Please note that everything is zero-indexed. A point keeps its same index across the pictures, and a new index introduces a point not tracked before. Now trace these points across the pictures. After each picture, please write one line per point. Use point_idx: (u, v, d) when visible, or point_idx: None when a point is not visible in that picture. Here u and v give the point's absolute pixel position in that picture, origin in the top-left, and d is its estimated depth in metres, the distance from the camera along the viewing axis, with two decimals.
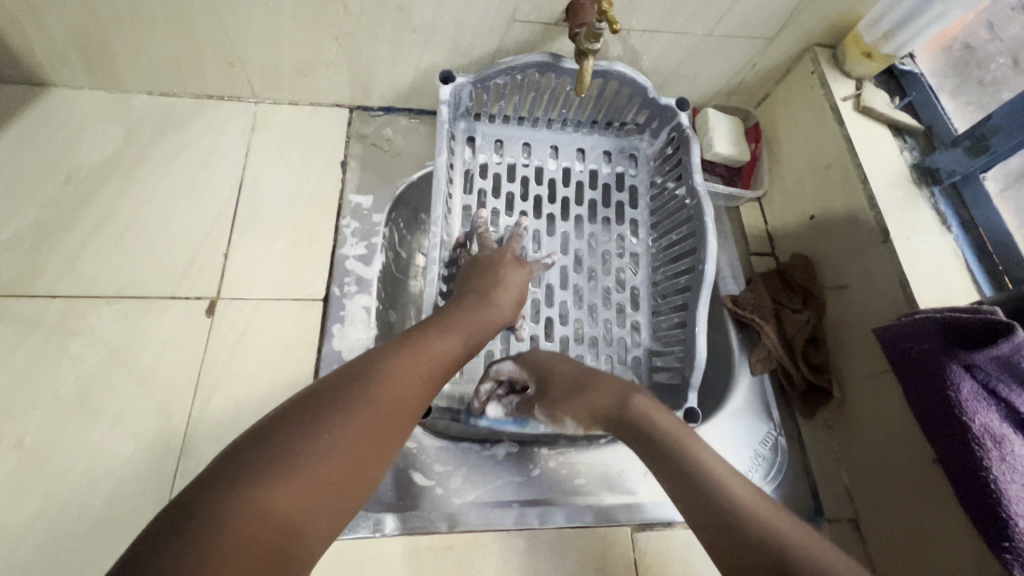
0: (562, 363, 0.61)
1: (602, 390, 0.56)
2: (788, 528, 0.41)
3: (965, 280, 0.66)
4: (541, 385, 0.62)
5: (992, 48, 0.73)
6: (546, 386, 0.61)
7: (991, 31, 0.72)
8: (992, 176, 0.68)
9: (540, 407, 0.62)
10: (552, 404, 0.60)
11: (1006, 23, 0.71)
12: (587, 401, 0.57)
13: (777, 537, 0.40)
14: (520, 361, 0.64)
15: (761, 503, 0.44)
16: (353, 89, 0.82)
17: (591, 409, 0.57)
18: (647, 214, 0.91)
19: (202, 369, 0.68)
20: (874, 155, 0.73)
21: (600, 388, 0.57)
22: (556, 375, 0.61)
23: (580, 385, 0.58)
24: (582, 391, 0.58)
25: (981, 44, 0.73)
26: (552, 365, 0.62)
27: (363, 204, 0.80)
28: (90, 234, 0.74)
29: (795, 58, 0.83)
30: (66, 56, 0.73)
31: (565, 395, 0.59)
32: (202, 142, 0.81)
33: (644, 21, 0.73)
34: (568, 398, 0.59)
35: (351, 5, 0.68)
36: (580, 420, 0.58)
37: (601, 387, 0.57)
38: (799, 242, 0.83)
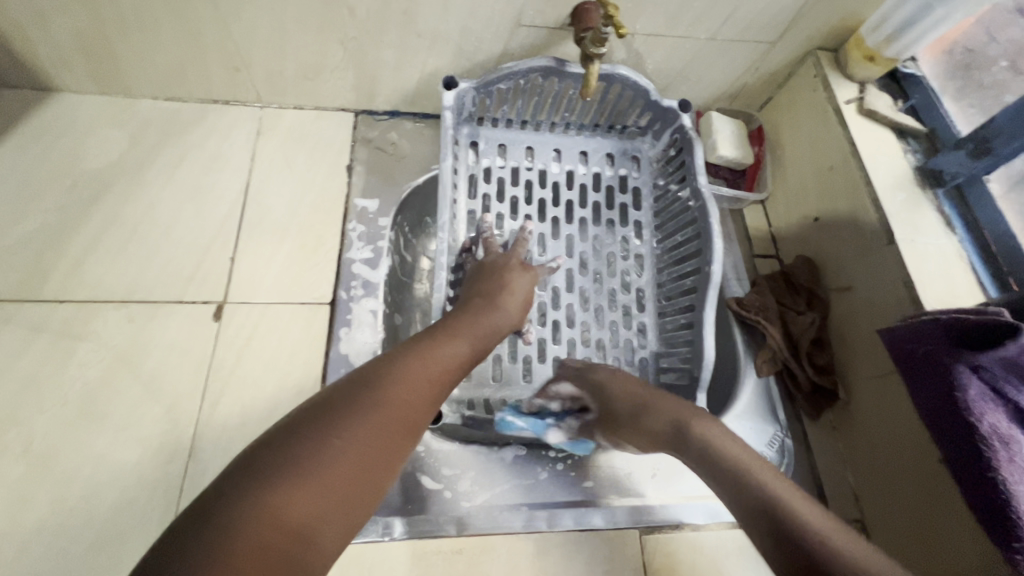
0: (624, 387, 0.62)
1: (664, 412, 0.58)
2: (851, 546, 0.39)
3: (970, 281, 0.66)
4: (603, 407, 0.63)
5: (992, 51, 0.74)
6: (605, 406, 0.63)
7: (989, 35, 0.73)
8: (995, 177, 0.68)
9: (600, 427, 0.64)
10: (613, 424, 0.62)
11: (1002, 26, 0.72)
12: (650, 424, 0.59)
13: (842, 562, 0.38)
14: (578, 379, 0.66)
15: (825, 521, 0.42)
16: (358, 93, 0.83)
17: (656, 434, 0.58)
18: (650, 216, 0.91)
19: (209, 374, 0.68)
20: (878, 157, 0.73)
21: (660, 409, 0.59)
22: (617, 398, 0.62)
23: (643, 409, 0.60)
24: (643, 412, 0.60)
25: (980, 47, 0.74)
26: (611, 385, 0.63)
27: (369, 208, 0.80)
28: (96, 238, 0.74)
29: (797, 62, 0.83)
30: (71, 62, 0.74)
31: (626, 416, 0.61)
32: (207, 146, 0.81)
33: (648, 25, 0.74)
34: (627, 420, 0.61)
35: (356, 10, 0.68)
36: (641, 442, 0.60)
37: (662, 408, 0.59)
38: (803, 244, 0.83)
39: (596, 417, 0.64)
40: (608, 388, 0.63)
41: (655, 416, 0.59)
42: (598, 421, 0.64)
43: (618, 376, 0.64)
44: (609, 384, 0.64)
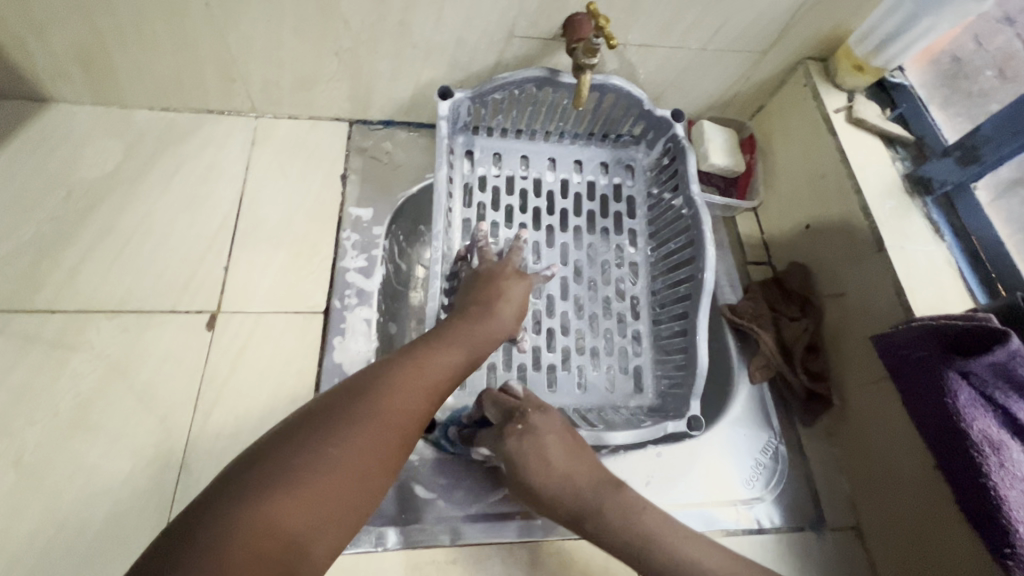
0: (538, 462, 0.52)
1: (577, 489, 0.51)
2: None
3: (959, 287, 0.67)
4: (515, 480, 0.53)
5: (979, 60, 0.75)
6: (522, 475, 0.53)
7: (977, 43, 0.75)
8: (982, 185, 0.69)
9: (513, 486, 0.55)
10: (524, 488, 0.54)
11: (991, 36, 0.73)
12: (563, 502, 0.51)
13: None
14: (503, 441, 0.54)
15: None
16: (353, 103, 0.83)
17: (567, 511, 0.51)
18: (645, 224, 0.92)
19: (203, 384, 0.68)
20: (867, 165, 0.74)
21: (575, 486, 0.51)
22: (529, 477, 0.52)
23: (557, 484, 0.51)
24: (558, 487, 0.51)
25: (968, 55, 0.75)
26: (538, 453, 0.52)
27: (363, 217, 0.80)
28: (90, 248, 0.74)
29: (788, 71, 0.84)
30: (68, 72, 0.74)
31: (538, 488, 0.52)
32: (202, 156, 0.81)
33: (641, 36, 0.75)
34: (543, 493, 0.52)
35: (352, 21, 0.69)
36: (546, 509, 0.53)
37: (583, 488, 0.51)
38: (795, 251, 0.84)
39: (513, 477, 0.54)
40: (533, 462, 0.52)
41: (573, 493, 0.51)
42: (512, 480, 0.55)
43: (545, 446, 0.52)
44: (530, 453, 0.52)
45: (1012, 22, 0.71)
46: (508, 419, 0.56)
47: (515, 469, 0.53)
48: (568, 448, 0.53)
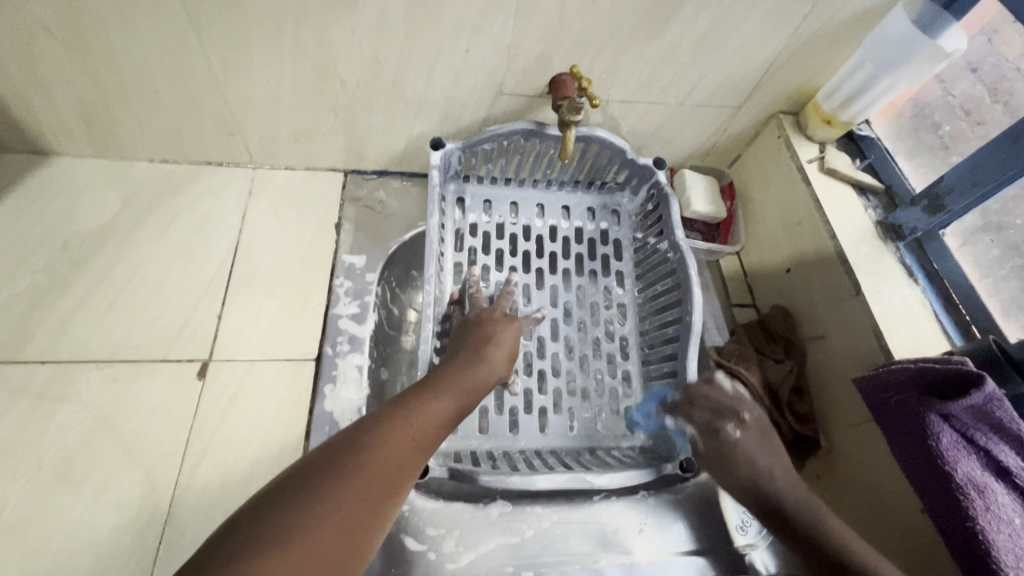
0: (744, 446, 0.69)
1: (777, 479, 0.65)
2: None
3: (935, 329, 0.69)
4: (721, 456, 0.70)
5: (944, 103, 0.77)
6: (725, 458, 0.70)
7: (942, 87, 0.77)
8: (951, 232, 0.72)
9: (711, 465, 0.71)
10: (727, 470, 0.69)
11: (955, 80, 0.76)
12: (755, 478, 0.66)
13: None
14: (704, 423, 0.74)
15: None
16: (348, 155, 0.86)
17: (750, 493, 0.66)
18: (632, 266, 0.94)
19: (192, 434, 0.68)
20: (841, 211, 0.77)
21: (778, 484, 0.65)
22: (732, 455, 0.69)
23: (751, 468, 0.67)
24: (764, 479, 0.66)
25: (934, 99, 0.78)
26: (743, 444, 0.69)
27: (356, 264, 0.82)
28: (83, 298, 0.74)
29: (761, 124, 0.89)
30: (71, 127, 0.77)
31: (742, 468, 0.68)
32: (200, 206, 0.83)
33: (621, 92, 0.80)
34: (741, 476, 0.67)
35: (348, 81, 0.73)
36: (744, 497, 0.67)
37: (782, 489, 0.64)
38: (778, 294, 0.86)
39: (716, 458, 0.71)
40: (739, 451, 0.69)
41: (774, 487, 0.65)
42: (712, 460, 0.71)
43: (757, 444, 0.69)
44: (737, 441, 0.70)
45: (974, 70, 0.74)
46: (715, 420, 0.73)
47: (717, 450, 0.71)
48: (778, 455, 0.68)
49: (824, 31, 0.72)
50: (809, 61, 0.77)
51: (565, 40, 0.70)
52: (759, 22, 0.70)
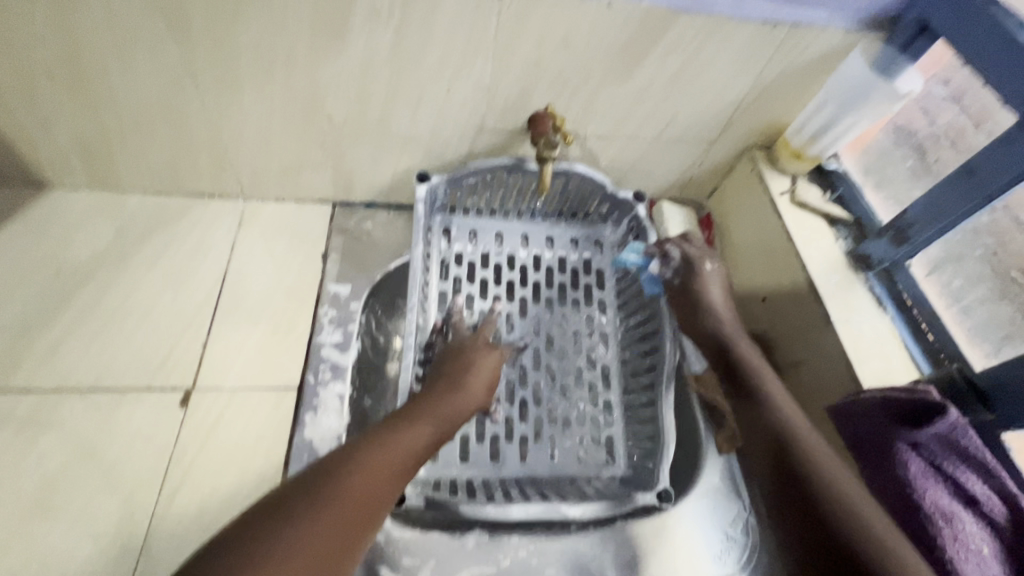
0: (706, 284, 0.80)
1: (722, 318, 0.78)
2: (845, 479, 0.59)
3: (904, 358, 0.70)
4: (686, 288, 0.81)
5: (930, 131, 0.76)
6: (691, 290, 0.80)
7: (929, 116, 0.77)
8: (917, 262, 0.74)
9: (675, 295, 0.82)
10: (685, 298, 0.81)
11: (940, 110, 0.75)
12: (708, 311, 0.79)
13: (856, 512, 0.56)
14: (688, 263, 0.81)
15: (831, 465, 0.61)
16: (336, 187, 0.89)
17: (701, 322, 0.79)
18: (614, 295, 0.95)
19: (171, 462, 0.68)
20: (812, 242, 0.80)
21: (721, 321, 0.78)
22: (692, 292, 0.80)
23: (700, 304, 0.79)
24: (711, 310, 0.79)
25: (921, 128, 0.78)
26: (709, 285, 0.80)
27: (341, 293, 0.84)
28: (71, 327, 0.76)
29: (736, 158, 0.92)
30: (69, 162, 0.80)
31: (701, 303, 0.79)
32: (191, 236, 0.85)
33: (598, 128, 0.83)
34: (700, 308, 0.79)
35: (336, 119, 0.76)
36: (692, 323, 0.80)
37: (721, 320, 0.78)
38: (754, 324, 0.87)
39: (682, 290, 0.81)
40: (705, 284, 0.80)
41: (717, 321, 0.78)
42: (677, 291, 0.82)
43: (715, 288, 0.80)
44: (705, 282, 0.80)
45: (957, 100, 0.73)
46: (693, 261, 0.81)
47: (689, 284, 0.81)
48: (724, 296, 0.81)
49: (788, 72, 0.76)
50: (776, 99, 0.81)
51: (542, 81, 0.74)
52: (726, 64, 0.74)
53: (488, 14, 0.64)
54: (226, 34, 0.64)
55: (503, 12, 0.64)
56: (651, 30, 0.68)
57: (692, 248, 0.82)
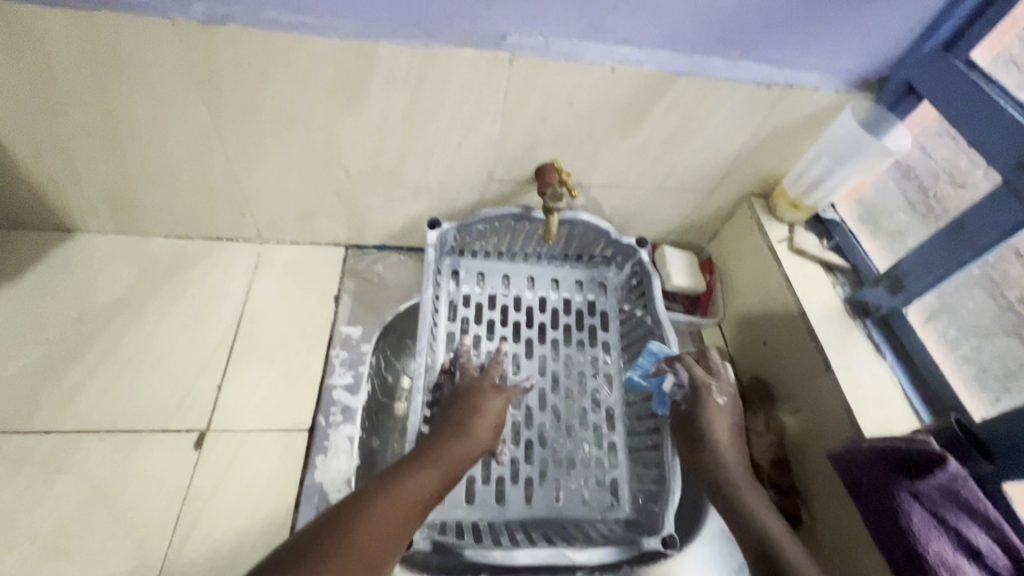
0: (714, 414, 0.76)
1: (726, 455, 0.73)
2: None
3: (905, 406, 0.71)
4: (692, 416, 0.77)
5: (926, 165, 0.79)
6: (698, 421, 0.76)
7: (925, 151, 0.79)
8: (913, 309, 0.76)
9: (680, 423, 0.78)
10: (690, 427, 0.77)
11: (936, 146, 0.77)
12: (713, 446, 0.74)
13: None
14: (696, 389, 0.78)
15: None
16: (349, 231, 0.92)
17: (706, 455, 0.74)
18: (618, 337, 0.97)
19: (184, 505, 0.70)
20: (811, 289, 0.82)
21: (726, 461, 0.73)
22: (698, 423, 0.76)
23: (705, 434, 0.75)
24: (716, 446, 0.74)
25: (917, 162, 0.80)
26: (716, 419, 0.76)
27: (353, 335, 0.86)
28: (91, 369, 0.78)
29: (735, 205, 0.95)
30: (97, 209, 0.84)
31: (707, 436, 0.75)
32: (209, 279, 0.89)
33: (602, 179, 0.87)
34: (706, 443, 0.74)
35: (352, 170, 0.80)
36: (696, 457, 0.75)
37: (727, 455, 0.74)
38: (756, 366, 0.89)
39: (688, 418, 0.77)
40: (715, 416, 0.76)
41: (720, 456, 0.73)
42: (683, 419, 0.78)
43: (723, 421, 0.76)
44: (712, 416, 0.76)
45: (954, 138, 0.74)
46: (700, 386, 0.78)
47: (696, 412, 0.77)
48: (733, 432, 0.76)
49: (783, 128, 0.80)
50: (772, 153, 0.84)
51: (548, 136, 0.78)
52: (723, 121, 0.78)
53: (498, 77, 0.69)
54: (252, 95, 0.68)
55: (512, 76, 0.69)
56: (652, 91, 0.72)
57: (702, 373, 0.79)
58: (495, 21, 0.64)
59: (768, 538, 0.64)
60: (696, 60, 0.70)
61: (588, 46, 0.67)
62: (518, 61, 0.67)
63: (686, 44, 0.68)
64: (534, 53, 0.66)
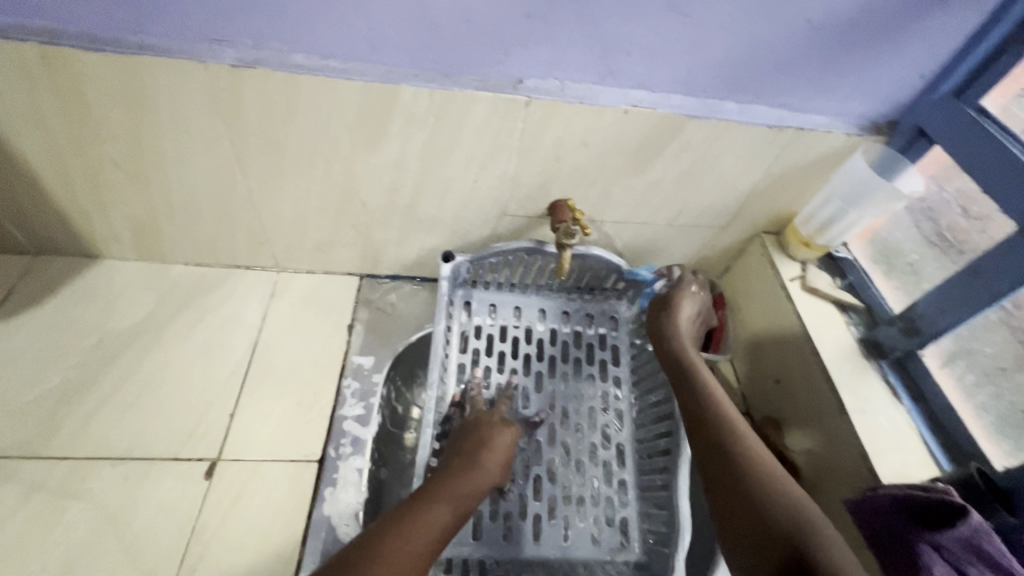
0: (686, 302, 0.85)
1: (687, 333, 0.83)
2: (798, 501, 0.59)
3: (923, 454, 0.70)
4: (666, 300, 0.86)
5: (940, 197, 0.79)
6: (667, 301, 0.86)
7: (936, 184, 0.79)
8: (930, 352, 0.75)
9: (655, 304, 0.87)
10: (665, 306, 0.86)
11: (947, 178, 0.78)
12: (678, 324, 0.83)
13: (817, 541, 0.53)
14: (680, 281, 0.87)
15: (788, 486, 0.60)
16: (364, 261, 0.94)
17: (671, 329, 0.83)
18: (629, 372, 0.97)
19: (193, 536, 0.70)
20: (825, 328, 0.81)
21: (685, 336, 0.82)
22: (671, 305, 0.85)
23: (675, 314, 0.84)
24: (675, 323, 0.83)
25: (931, 195, 0.80)
26: (685, 306, 0.85)
27: (364, 365, 0.87)
28: (107, 395, 0.79)
29: (746, 241, 0.95)
30: (121, 236, 0.86)
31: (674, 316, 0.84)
32: (224, 307, 0.90)
33: (614, 215, 0.88)
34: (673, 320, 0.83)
35: (370, 204, 0.82)
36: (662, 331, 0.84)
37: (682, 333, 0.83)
38: (769, 404, 0.88)
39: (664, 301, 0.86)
40: (685, 298, 0.85)
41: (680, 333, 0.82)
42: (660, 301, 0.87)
43: (692, 307, 0.86)
44: (683, 302, 0.85)
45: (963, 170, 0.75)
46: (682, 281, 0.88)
47: (671, 298, 0.86)
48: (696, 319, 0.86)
49: (794, 168, 0.81)
50: (784, 192, 0.85)
51: (561, 174, 0.79)
52: (735, 161, 0.79)
53: (514, 118, 0.70)
54: (276, 133, 0.71)
55: (528, 117, 0.70)
56: (665, 133, 0.74)
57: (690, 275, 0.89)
58: (513, 65, 0.66)
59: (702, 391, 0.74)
60: (708, 103, 0.72)
61: (602, 89, 0.69)
62: (535, 103, 0.69)
63: (699, 88, 0.70)
64: (550, 96, 0.68)
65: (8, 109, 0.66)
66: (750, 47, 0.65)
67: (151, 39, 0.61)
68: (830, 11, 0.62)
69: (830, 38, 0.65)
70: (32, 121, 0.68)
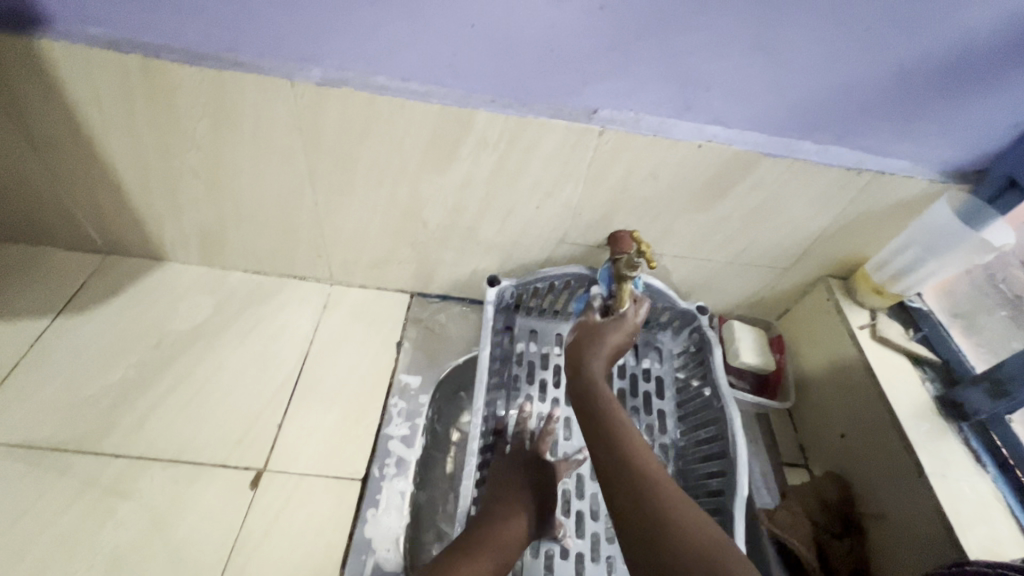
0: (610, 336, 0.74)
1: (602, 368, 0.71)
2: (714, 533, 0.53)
3: (1013, 529, 0.65)
4: (594, 331, 0.75)
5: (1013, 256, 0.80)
6: (585, 351, 0.73)
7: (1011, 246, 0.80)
8: (1018, 418, 0.71)
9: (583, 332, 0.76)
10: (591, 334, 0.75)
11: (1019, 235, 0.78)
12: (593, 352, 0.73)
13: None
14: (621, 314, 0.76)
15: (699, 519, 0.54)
16: (417, 280, 0.94)
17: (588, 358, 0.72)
18: (673, 406, 0.91)
19: (235, 547, 0.69)
20: (897, 382, 0.76)
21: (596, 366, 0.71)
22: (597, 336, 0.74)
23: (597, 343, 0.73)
24: (596, 379, 0.70)
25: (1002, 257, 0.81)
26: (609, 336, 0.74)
27: (411, 384, 0.86)
28: (163, 396, 0.80)
29: (809, 284, 0.92)
30: (188, 241, 0.89)
31: (596, 346, 0.73)
32: (278, 316, 0.91)
33: (674, 249, 0.86)
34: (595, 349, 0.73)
35: (430, 224, 0.83)
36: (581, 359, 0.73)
37: (606, 390, 0.68)
38: (832, 459, 0.84)
39: (591, 328, 0.76)
40: (613, 335, 0.74)
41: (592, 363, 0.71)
42: (589, 328, 0.76)
43: (619, 342, 0.74)
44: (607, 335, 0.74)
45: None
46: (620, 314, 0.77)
47: (601, 327, 0.76)
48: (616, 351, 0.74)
49: (870, 213, 0.78)
50: (856, 236, 0.82)
51: (627, 204, 0.78)
52: (806, 203, 0.76)
53: (586, 147, 0.70)
54: (349, 150, 0.72)
55: (600, 146, 0.70)
56: (738, 169, 0.72)
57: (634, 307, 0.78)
58: (590, 96, 0.66)
59: (626, 463, 0.59)
60: (784, 141, 0.70)
61: (677, 123, 0.68)
62: (608, 133, 0.68)
63: (775, 126, 0.68)
64: (624, 128, 0.68)
65: (102, 118, 0.69)
66: (834, 87, 0.63)
67: (245, 57, 0.64)
68: (923, 55, 0.60)
69: (921, 81, 0.62)
70: (123, 130, 0.71)
